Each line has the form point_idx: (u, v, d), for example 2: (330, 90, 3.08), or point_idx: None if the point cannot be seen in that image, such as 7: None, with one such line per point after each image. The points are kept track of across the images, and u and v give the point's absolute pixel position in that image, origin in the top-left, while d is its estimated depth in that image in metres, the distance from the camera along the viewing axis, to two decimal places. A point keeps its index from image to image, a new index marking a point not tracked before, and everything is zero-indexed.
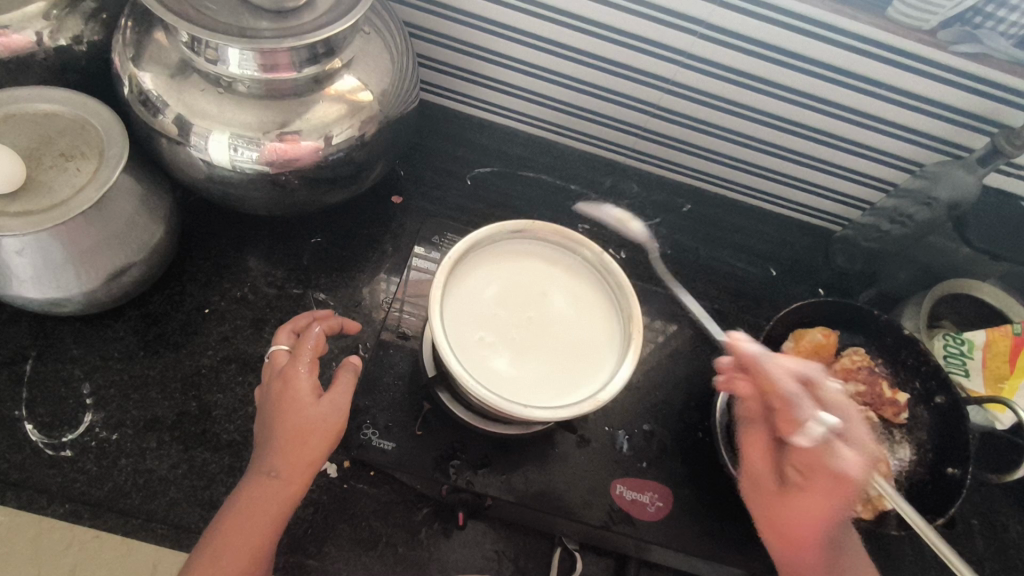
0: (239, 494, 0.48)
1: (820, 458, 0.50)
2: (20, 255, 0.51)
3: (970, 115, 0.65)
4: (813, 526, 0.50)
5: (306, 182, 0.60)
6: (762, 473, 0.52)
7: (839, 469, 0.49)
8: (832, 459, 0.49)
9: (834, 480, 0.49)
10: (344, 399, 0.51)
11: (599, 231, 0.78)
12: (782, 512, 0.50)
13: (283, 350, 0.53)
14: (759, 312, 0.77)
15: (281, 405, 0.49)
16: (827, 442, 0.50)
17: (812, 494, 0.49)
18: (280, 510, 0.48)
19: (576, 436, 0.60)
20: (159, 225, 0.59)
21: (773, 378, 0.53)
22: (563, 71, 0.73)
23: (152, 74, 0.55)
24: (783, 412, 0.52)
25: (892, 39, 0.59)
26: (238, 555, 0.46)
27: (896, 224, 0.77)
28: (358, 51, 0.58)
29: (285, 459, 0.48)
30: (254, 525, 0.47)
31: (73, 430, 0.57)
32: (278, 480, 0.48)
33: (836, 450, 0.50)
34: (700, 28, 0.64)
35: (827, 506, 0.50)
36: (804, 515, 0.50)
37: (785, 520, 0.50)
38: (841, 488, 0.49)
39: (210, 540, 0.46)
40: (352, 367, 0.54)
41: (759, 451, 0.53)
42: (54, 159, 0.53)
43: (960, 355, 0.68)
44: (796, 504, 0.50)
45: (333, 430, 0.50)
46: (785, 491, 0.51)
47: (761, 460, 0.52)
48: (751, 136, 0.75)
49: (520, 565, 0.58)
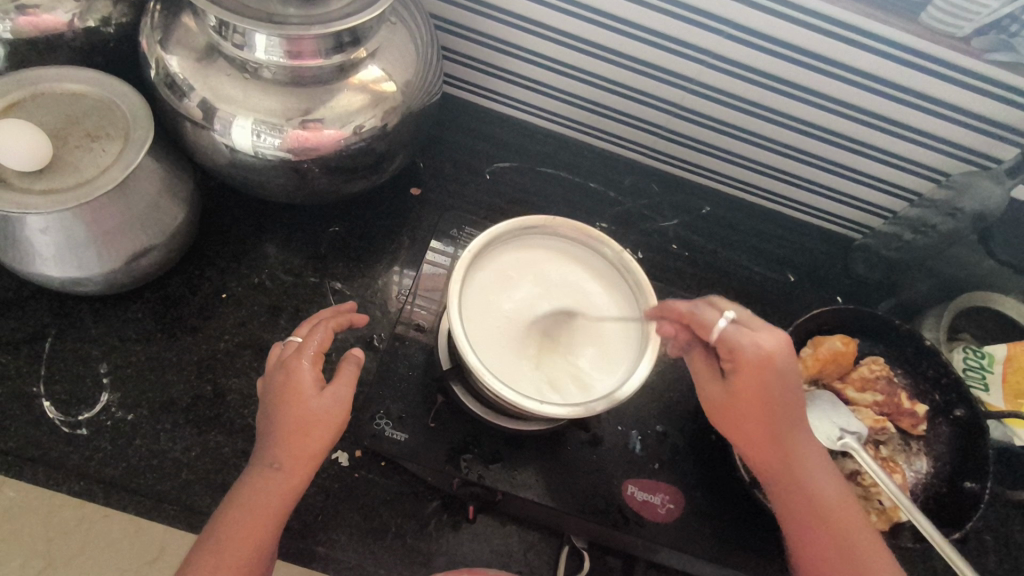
0: (240, 487, 0.48)
1: (739, 345, 0.48)
2: (43, 233, 0.51)
3: (999, 125, 0.64)
4: (765, 411, 0.49)
5: (327, 171, 0.60)
6: (707, 383, 0.51)
7: (753, 350, 0.48)
8: (737, 353, 0.48)
9: (758, 362, 0.48)
10: (345, 392, 0.50)
11: (616, 230, 0.78)
12: (733, 409, 0.50)
13: (293, 341, 0.53)
14: (775, 318, 0.76)
15: (283, 397, 0.49)
16: (734, 337, 0.49)
17: (748, 379, 0.48)
18: (281, 503, 0.47)
19: (589, 434, 0.60)
20: (181, 208, 0.60)
21: (682, 310, 0.52)
22: (587, 68, 0.72)
23: (178, 57, 0.55)
24: (693, 327, 0.51)
25: (923, 46, 0.58)
26: (237, 546, 0.45)
27: (918, 233, 0.75)
28: (383, 41, 0.58)
29: (285, 450, 0.48)
30: (255, 516, 0.46)
31: (90, 408, 0.57)
32: (279, 472, 0.48)
33: (746, 333, 0.49)
34: (726, 28, 0.63)
35: (763, 389, 0.48)
36: (749, 407, 0.49)
37: (736, 421, 0.50)
38: (764, 364, 0.48)
39: (213, 531, 0.46)
40: (354, 359, 0.53)
41: (701, 365, 0.52)
42: (79, 139, 0.54)
43: (979, 368, 0.67)
44: (739, 396, 0.49)
45: (334, 422, 0.49)
46: (729, 386, 0.50)
47: (706, 373, 0.52)
48: (775, 139, 0.74)
49: (528, 560, 0.58)
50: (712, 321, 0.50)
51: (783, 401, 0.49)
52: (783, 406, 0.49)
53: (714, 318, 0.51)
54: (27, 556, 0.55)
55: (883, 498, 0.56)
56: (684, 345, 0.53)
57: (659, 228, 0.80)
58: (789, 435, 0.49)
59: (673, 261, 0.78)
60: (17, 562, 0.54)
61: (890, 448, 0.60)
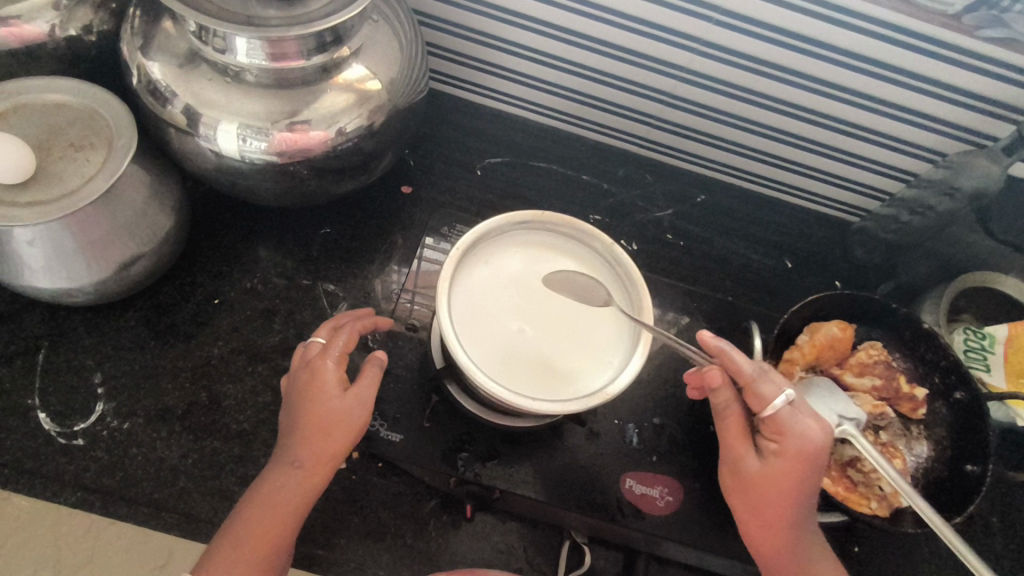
0: (260, 484, 0.48)
1: (792, 429, 0.48)
2: (31, 246, 0.51)
3: (992, 103, 0.63)
4: (791, 497, 0.48)
5: (314, 171, 0.60)
6: (741, 455, 0.50)
7: (804, 439, 0.48)
8: (783, 436, 0.48)
9: (803, 450, 0.47)
10: (368, 395, 0.50)
11: (610, 222, 0.78)
12: (764, 489, 0.48)
13: (316, 342, 0.53)
14: (773, 304, 0.76)
15: (307, 395, 0.49)
16: (787, 418, 0.48)
17: (787, 467, 0.48)
18: (300, 503, 0.48)
19: (585, 429, 0.59)
20: (169, 215, 0.60)
21: (742, 367, 0.49)
22: (575, 59, 0.71)
23: (161, 63, 0.54)
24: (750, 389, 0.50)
25: (913, 23, 0.57)
26: (255, 543, 0.46)
27: (915, 215, 0.74)
28: (366, 40, 0.57)
29: (307, 451, 0.48)
30: (273, 515, 0.46)
31: (85, 419, 0.57)
32: (299, 471, 0.48)
33: (802, 420, 0.48)
34: (715, 13, 0.62)
35: (801, 477, 0.48)
36: (783, 493, 0.48)
37: (759, 520, 0.49)
38: (811, 453, 0.47)
39: (230, 528, 0.46)
40: (378, 361, 0.52)
41: (732, 429, 0.50)
42: (63, 149, 0.53)
43: (981, 349, 0.66)
44: (774, 481, 0.48)
45: (356, 425, 0.49)
46: (764, 467, 0.49)
47: (740, 444, 0.50)
48: (769, 125, 0.73)
49: (528, 557, 0.58)
50: (768, 397, 0.49)
51: (806, 490, 0.48)
52: (805, 496, 0.48)
53: (775, 391, 0.49)
54: (39, 560, 0.56)
55: (883, 484, 0.55)
56: (723, 402, 0.50)
57: (653, 218, 0.79)
58: (801, 525, 0.49)
59: (669, 251, 0.78)
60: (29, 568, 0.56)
61: (890, 434, 0.60)
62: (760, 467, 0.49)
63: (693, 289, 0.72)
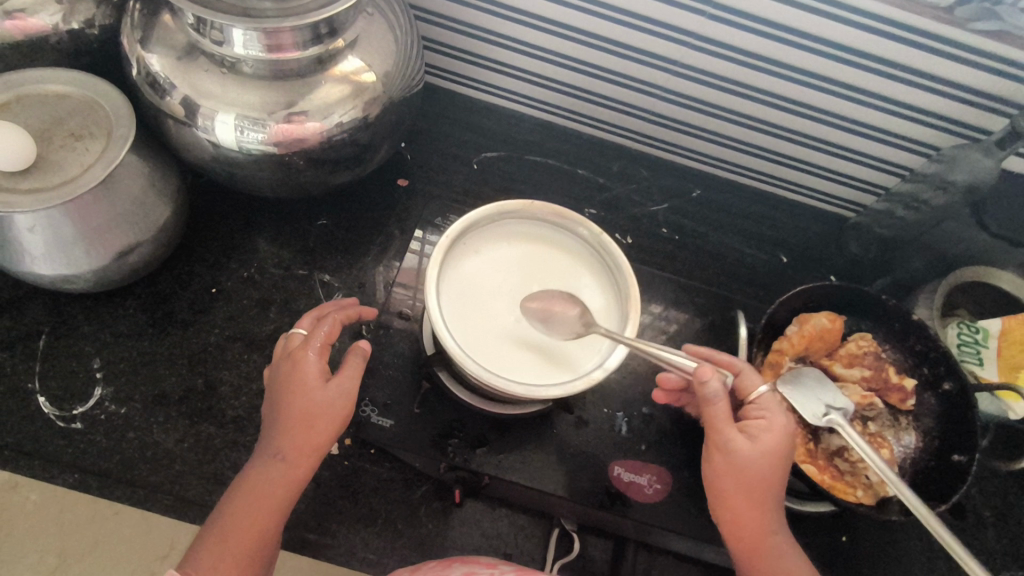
0: (244, 478, 0.49)
1: (777, 409, 0.50)
2: (32, 232, 0.52)
3: (985, 96, 0.63)
4: (776, 475, 0.49)
5: (311, 162, 0.61)
6: (735, 437, 0.49)
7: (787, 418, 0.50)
8: (770, 415, 0.50)
9: (787, 428, 0.50)
10: (350, 385, 0.51)
11: (605, 216, 0.78)
12: (756, 467, 0.48)
13: (298, 334, 0.54)
14: (766, 298, 0.76)
15: (290, 387, 0.50)
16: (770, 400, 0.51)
17: (776, 444, 0.49)
18: (285, 494, 0.48)
19: (575, 417, 0.60)
20: (167, 204, 0.61)
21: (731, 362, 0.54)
22: (570, 54, 0.72)
23: (159, 55, 0.55)
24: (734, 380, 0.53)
25: (904, 16, 0.58)
26: (241, 535, 0.46)
27: (910, 210, 0.75)
28: (362, 32, 0.58)
29: (289, 442, 0.49)
30: (258, 506, 0.47)
31: (83, 403, 0.59)
32: (283, 462, 0.48)
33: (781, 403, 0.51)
34: (707, 7, 0.62)
35: (785, 455, 0.49)
36: (770, 470, 0.48)
37: (744, 489, 0.48)
38: (792, 432, 0.50)
39: (217, 520, 0.47)
40: (361, 351, 0.53)
41: (725, 415, 0.49)
42: (64, 138, 0.55)
43: (974, 343, 0.66)
44: (765, 459, 0.48)
45: (339, 416, 0.50)
46: (755, 446, 0.49)
47: (731, 427, 0.49)
48: (762, 119, 0.74)
49: (518, 543, 0.58)
50: (753, 384, 0.52)
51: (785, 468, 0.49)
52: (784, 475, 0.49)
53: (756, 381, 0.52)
54: (43, 550, 0.56)
55: (870, 473, 0.55)
56: (715, 389, 0.49)
57: (648, 212, 0.80)
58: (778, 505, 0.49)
59: (663, 244, 0.78)
60: (31, 559, 0.56)
61: (877, 424, 0.60)
62: (753, 446, 0.48)
63: (686, 282, 0.72)
